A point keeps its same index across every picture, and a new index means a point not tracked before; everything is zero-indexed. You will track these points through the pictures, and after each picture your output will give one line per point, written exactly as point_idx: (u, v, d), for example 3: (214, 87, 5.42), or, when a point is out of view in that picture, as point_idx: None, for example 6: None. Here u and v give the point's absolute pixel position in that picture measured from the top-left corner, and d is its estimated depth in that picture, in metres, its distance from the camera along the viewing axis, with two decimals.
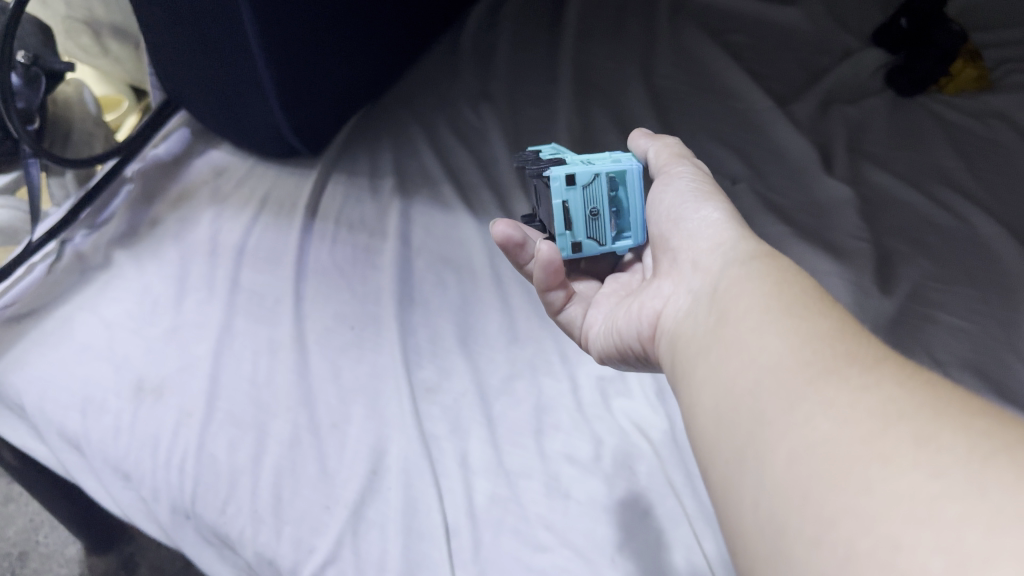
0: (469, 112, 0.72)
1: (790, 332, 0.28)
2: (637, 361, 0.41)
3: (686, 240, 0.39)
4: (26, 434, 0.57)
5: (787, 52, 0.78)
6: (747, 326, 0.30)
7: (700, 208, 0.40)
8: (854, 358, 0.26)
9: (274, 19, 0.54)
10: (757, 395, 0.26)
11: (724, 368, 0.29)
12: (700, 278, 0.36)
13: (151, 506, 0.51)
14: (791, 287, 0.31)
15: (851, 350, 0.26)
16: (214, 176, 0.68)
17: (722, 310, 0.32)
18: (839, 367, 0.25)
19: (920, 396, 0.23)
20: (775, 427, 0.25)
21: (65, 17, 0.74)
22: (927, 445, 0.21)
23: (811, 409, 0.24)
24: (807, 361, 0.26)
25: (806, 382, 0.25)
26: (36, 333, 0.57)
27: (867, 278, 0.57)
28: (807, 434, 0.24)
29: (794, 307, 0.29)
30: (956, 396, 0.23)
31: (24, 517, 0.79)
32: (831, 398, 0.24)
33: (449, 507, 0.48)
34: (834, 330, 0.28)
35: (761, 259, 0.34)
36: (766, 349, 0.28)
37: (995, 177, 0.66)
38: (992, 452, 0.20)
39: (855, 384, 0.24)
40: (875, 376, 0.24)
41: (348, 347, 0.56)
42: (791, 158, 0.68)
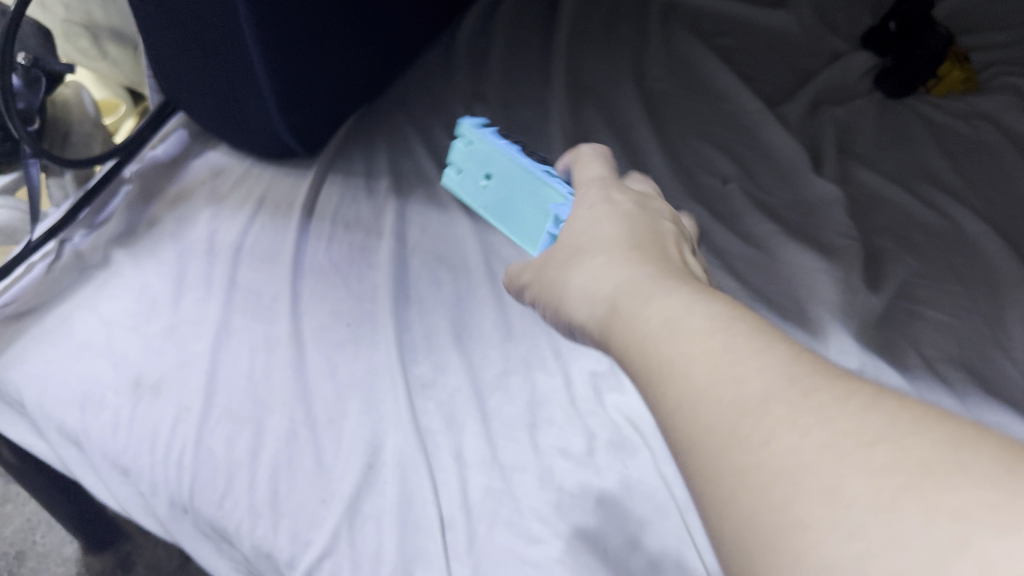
0: (464, 114, 0.73)
1: (715, 339, 0.27)
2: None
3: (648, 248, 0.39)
4: (26, 430, 0.58)
5: (776, 55, 0.80)
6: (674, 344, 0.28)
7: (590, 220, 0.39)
8: (782, 383, 0.24)
9: (273, 21, 0.55)
10: (691, 432, 0.25)
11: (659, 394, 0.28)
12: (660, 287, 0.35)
13: (150, 501, 0.52)
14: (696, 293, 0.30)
15: (778, 371, 0.25)
16: (212, 177, 0.69)
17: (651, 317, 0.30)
18: (771, 396, 0.24)
19: (851, 397, 0.23)
20: (729, 444, 0.23)
21: (64, 19, 0.75)
22: (885, 451, 0.21)
23: (746, 452, 0.23)
24: (738, 390, 0.25)
25: (738, 420, 0.24)
26: (35, 331, 0.58)
27: (854, 275, 0.58)
28: (770, 453, 0.22)
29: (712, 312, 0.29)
30: (885, 412, 0.22)
31: (20, 516, 0.79)
32: (765, 441, 0.23)
33: (444, 500, 0.49)
34: (760, 345, 0.26)
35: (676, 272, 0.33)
36: (695, 377, 0.26)
37: (980, 176, 0.67)
38: (920, 489, 0.20)
39: (786, 413, 0.23)
40: (803, 403, 0.23)
41: (344, 343, 0.56)
42: (781, 159, 0.69)
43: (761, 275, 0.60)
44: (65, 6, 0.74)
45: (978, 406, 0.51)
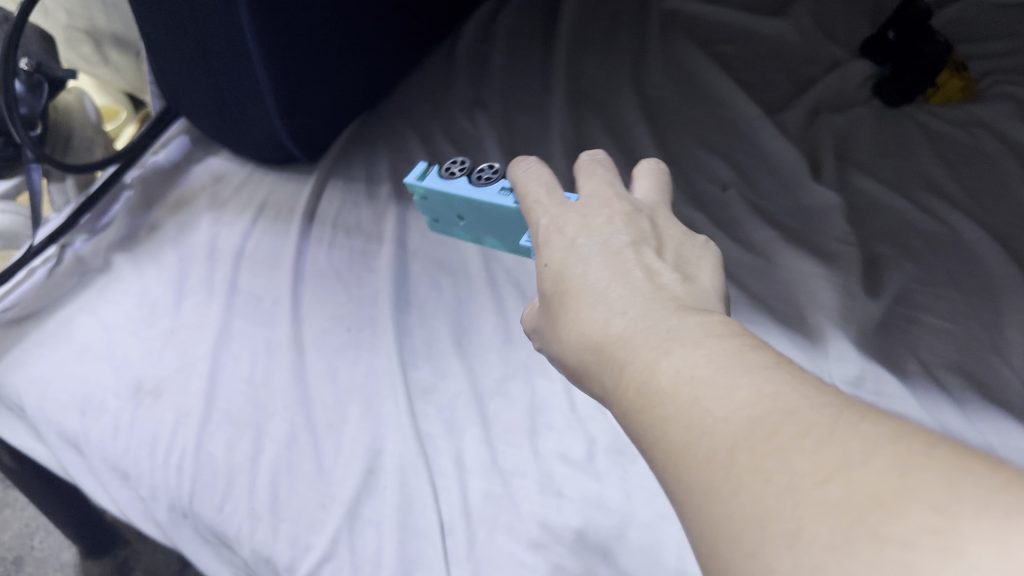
0: (464, 120, 0.74)
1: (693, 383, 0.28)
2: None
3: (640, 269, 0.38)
4: (26, 435, 0.58)
5: (776, 63, 0.80)
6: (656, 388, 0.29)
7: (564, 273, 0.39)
8: (749, 423, 0.25)
9: (275, 29, 0.55)
10: (674, 480, 0.26)
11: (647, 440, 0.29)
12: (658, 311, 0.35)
13: (149, 505, 0.51)
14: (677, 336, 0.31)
15: (747, 411, 0.26)
16: (213, 182, 0.69)
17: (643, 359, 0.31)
18: (741, 436, 0.25)
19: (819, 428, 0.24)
20: (704, 492, 0.24)
21: (66, 26, 0.76)
22: (852, 480, 0.22)
23: (719, 496, 0.24)
24: (711, 434, 0.26)
25: (711, 466, 0.25)
26: (36, 336, 0.58)
27: (854, 281, 0.59)
28: (742, 493, 0.23)
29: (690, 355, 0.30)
30: (842, 439, 0.23)
31: (19, 522, 0.79)
32: (734, 483, 0.24)
33: (444, 504, 0.49)
34: (729, 386, 0.27)
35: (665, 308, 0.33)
36: (673, 424, 0.27)
37: (978, 184, 0.68)
38: (867, 522, 0.20)
39: (753, 454, 0.24)
40: (768, 442, 0.24)
41: (344, 348, 0.56)
42: (779, 165, 0.70)
43: (760, 281, 0.60)
44: (67, 12, 0.74)
45: (976, 412, 0.52)
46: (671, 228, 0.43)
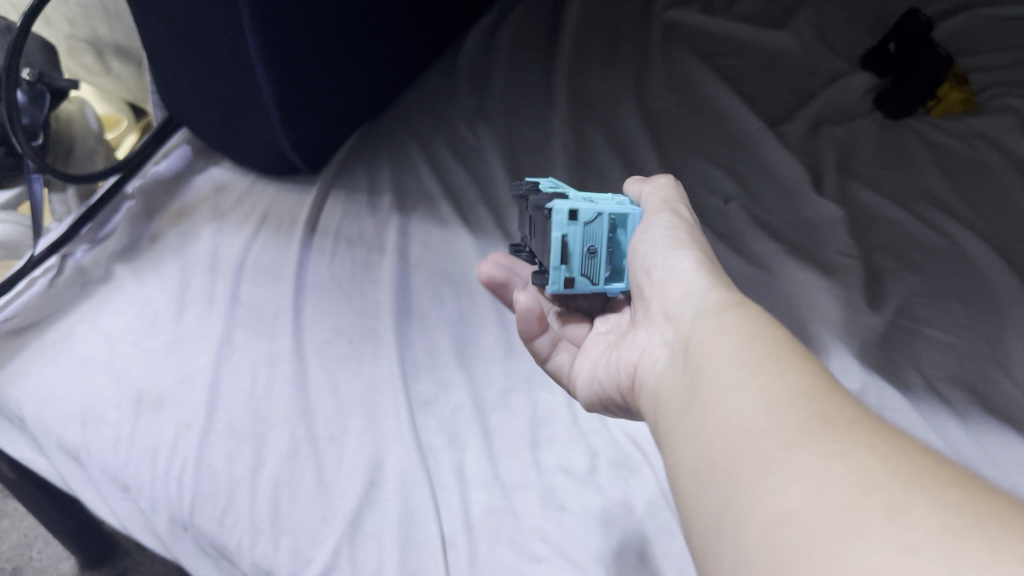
0: (466, 132, 0.74)
1: (764, 385, 0.26)
2: (618, 411, 0.42)
3: (658, 289, 0.37)
4: (26, 446, 0.57)
5: (777, 75, 0.80)
6: (724, 378, 0.28)
7: (671, 255, 0.38)
8: (829, 420, 0.24)
9: (278, 41, 0.55)
10: (714, 473, 0.25)
11: (700, 426, 0.27)
12: (672, 331, 0.34)
13: (150, 517, 0.51)
14: (764, 335, 0.29)
15: (827, 410, 0.24)
16: (215, 193, 0.69)
17: (694, 363, 0.30)
18: (820, 428, 0.23)
19: (892, 459, 0.21)
20: (749, 491, 0.23)
21: (68, 36, 0.74)
22: (909, 513, 0.19)
23: (788, 474, 0.22)
24: (784, 421, 0.24)
25: (782, 447, 0.23)
26: (36, 346, 0.58)
27: (856, 293, 0.59)
28: (783, 501, 0.22)
29: (768, 356, 0.28)
30: (917, 470, 0.21)
31: (17, 532, 0.78)
32: (808, 466, 0.22)
33: (446, 518, 0.48)
34: (798, 395, 0.25)
35: (731, 308, 0.32)
36: (736, 416, 0.26)
37: (979, 196, 0.68)
38: (916, 544, 0.18)
39: (806, 461, 0.22)
40: (826, 452, 0.22)
41: (346, 360, 0.56)
42: (781, 178, 0.70)
43: (762, 293, 0.60)
44: (69, 22, 0.73)
45: (980, 426, 0.51)
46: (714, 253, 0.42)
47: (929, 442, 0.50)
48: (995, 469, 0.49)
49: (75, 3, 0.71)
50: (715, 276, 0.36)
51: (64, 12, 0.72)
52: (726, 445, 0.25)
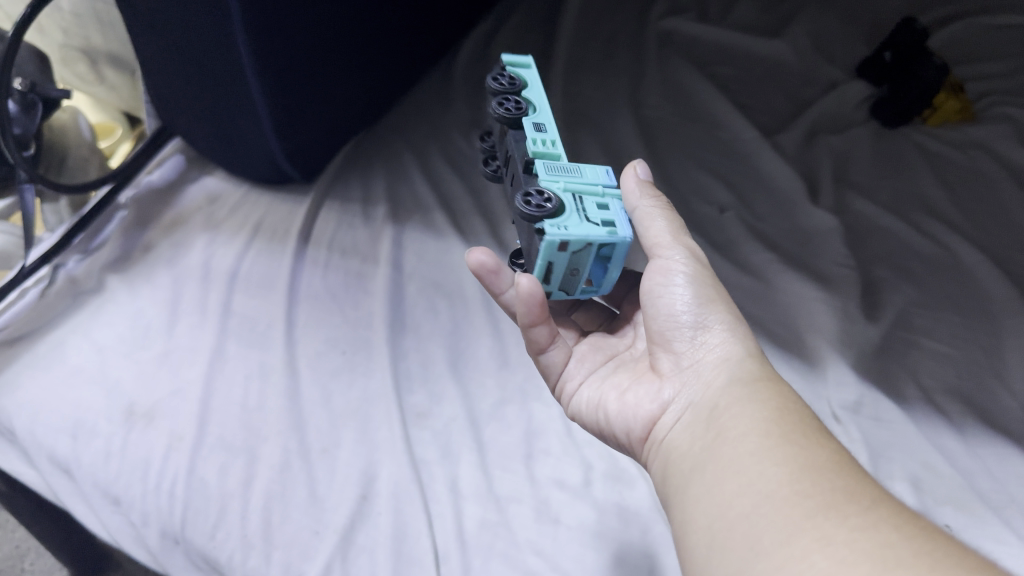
0: (461, 141, 0.74)
1: (788, 458, 0.31)
2: (614, 444, 0.44)
3: (690, 350, 0.40)
4: (16, 459, 0.57)
5: (772, 84, 0.80)
6: (747, 448, 0.32)
7: (703, 314, 0.40)
8: (852, 499, 0.28)
9: (271, 52, 0.55)
10: (738, 529, 0.29)
11: (720, 487, 0.32)
12: (700, 393, 0.38)
13: (140, 531, 0.51)
14: (787, 413, 0.34)
15: (848, 491, 0.29)
16: (208, 203, 0.69)
17: (717, 425, 0.35)
18: (835, 504, 0.28)
19: (901, 538, 0.26)
20: (771, 550, 0.27)
21: (62, 44, 0.75)
22: None
23: (811, 542, 0.27)
24: (804, 495, 0.29)
25: (803, 517, 0.28)
26: (27, 358, 0.57)
27: (852, 304, 0.58)
28: (804, 566, 0.26)
29: (791, 432, 0.33)
30: (916, 546, 0.25)
31: (9, 543, 0.78)
32: (827, 536, 0.27)
33: (439, 532, 0.48)
34: (817, 475, 0.30)
35: (761, 384, 0.36)
36: (760, 483, 0.30)
37: (976, 206, 0.68)
38: None
39: (826, 532, 0.27)
40: (841, 526, 0.27)
41: (339, 371, 0.56)
42: (777, 187, 0.69)
43: (758, 304, 0.59)
44: (63, 31, 0.73)
45: (977, 438, 0.51)
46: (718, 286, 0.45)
47: (925, 455, 0.49)
48: (992, 481, 0.49)
49: (68, 12, 0.71)
50: (745, 345, 0.39)
51: (57, 21, 0.72)
52: (748, 509, 0.30)
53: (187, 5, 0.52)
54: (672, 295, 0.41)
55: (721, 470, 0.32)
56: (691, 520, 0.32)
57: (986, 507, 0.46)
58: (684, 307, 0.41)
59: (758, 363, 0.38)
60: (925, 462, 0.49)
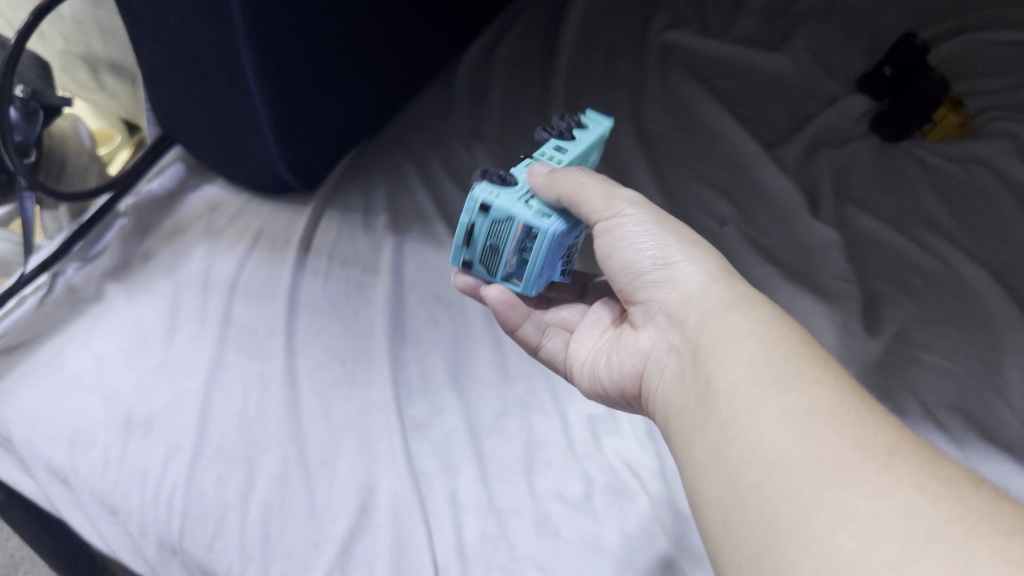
0: (462, 151, 0.73)
1: (788, 412, 0.30)
2: (621, 404, 0.45)
3: (656, 293, 0.41)
4: (14, 468, 0.57)
5: (773, 97, 0.80)
6: (743, 406, 0.31)
7: (663, 252, 0.41)
8: (865, 452, 0.27)
9: (275, 61, 0.55)
10: (753, 503, 0.28)
11: (724, 452, 0.31)
12: (679, 336, 0.39)
13: (138, 541, 0.50)
14: (776, 355, 0.33)
15: (860, 441, 0.28)
16: (208, 212, 0.69)
17: (705, 377, 0.35)
18: (849, 465, 0.27)
19: (927, 499, 0.25)
20: (791, 529, 0.27)
21: (62, 52, 0.75)
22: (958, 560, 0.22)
23: (832, 516, 0.26)
24: (816, 456, 0.28)
25: (818, 484, 0.27)
26: (26, 366, 0.57)
27: (853, 319, 0.59)
28: (828, 546, 0.25)
29: (785, 377, 0.32)
30: (947, 510, 0.24)
31: (3, 552, 0.77)
32: (847, 507, 0.26)
33: (438, 545, 0.48)
34: (825, 429, 0.29)
35: (737, 310, 0.37)
36: (767, 446, 0.29)
37: (975, 221, 0.68)
38: None
39: (846, 501, 0.26)
40: (862, 491, 0.26)
41: (338, 383, 0.56)
42: (778, 201, 0.69)
43: None
44: (64, 38, 0.73)
45: (979, 454, 0.51)
46: None
47: None
48: None
49: (70, 19, 0.71)
50: (710, 270, 0.40)
51: (59, 29, 0.72)
52: (758, 481, 0.29)
53: (191, 14, 0.52)
54: (635, 248, 0.42)
55: (718, 432, 0.32)
56: (701, 490, 0.31)
57: None
58: (646, 249, 0.42)
59: (725, 287, 0.39)
60: None
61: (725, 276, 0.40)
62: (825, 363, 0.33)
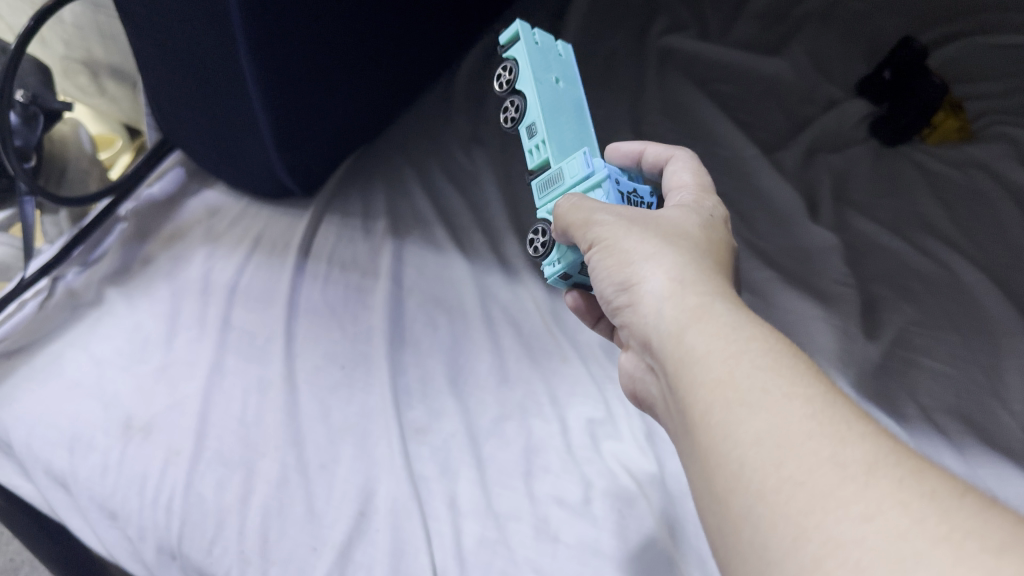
0: (461, 156, 0.74)
1: (763, 430, 0.27)
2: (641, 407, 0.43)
3: (630, 314, 0.37)
4: (13, 471, 0.57)
5: (772, 102, 0.80)
6: (717, 427, 0.28)
7: (627, 268, 0.37)
8: (847, 470, 0.24)
9: (274, 66, 0.55)
10: (742, 536, 0.26)
11: (707, 479, 0.28)
12: (654, 360, 0.35)
13: (137, 546, 0.50)
14: (743, 363, 0.29)
15: (840, 458, 0.25)
16: (208, 216, 0.69)
17: (680, 405, 0.31)
18: (830, 486, 0.24)
19: (914, 519, 0.22)
20: (779, 568, 0.24)
21: (62, 57, 0.74)
22: None
23: (819, 549, 0.23)
24: (795, 481, 0.25)
25: (799, 514, 0.24)
26: (26, 370, 0.57)
27: (852, 323, 0.59)
28: None
29: (755, 389, 0.28)
30: (938, 532, 0.21)
31: (4, 556, 0.77)
32: (832, 538, 0.23)
33: (437, 548, 0.48)
34: (804, 447, 0.25)
35: (698, 322, 0.32)
36: (746, 474, 0.26)
37: (975, 225, 0.68)
38: None
39: (831, 530, 0.23)
40: (845, 518, 0.23)
41: (337, 387, 0.56)
42: (777, 205, 0.69)
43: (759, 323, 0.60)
44: (65, 44, 0.73)
45: (978, 458, 0.51)
46: (668, 214, 0.41)
47: None
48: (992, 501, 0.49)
49: (71, 24, 0.70)
50: (675, 275, 0.35)
51: (59, 34, 0.72)
52: (744, 512, 0.26)
53: (192, 19, 0.52)
54: (607, 270, 0.38)
55: (697, 464, 0.29)
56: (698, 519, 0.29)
57: None
58: (612, 276, 0.38)
59: (686, 296, 0.34)
60: None
61: (691, 274, 0.35)
62: (797, 364, 0.29)
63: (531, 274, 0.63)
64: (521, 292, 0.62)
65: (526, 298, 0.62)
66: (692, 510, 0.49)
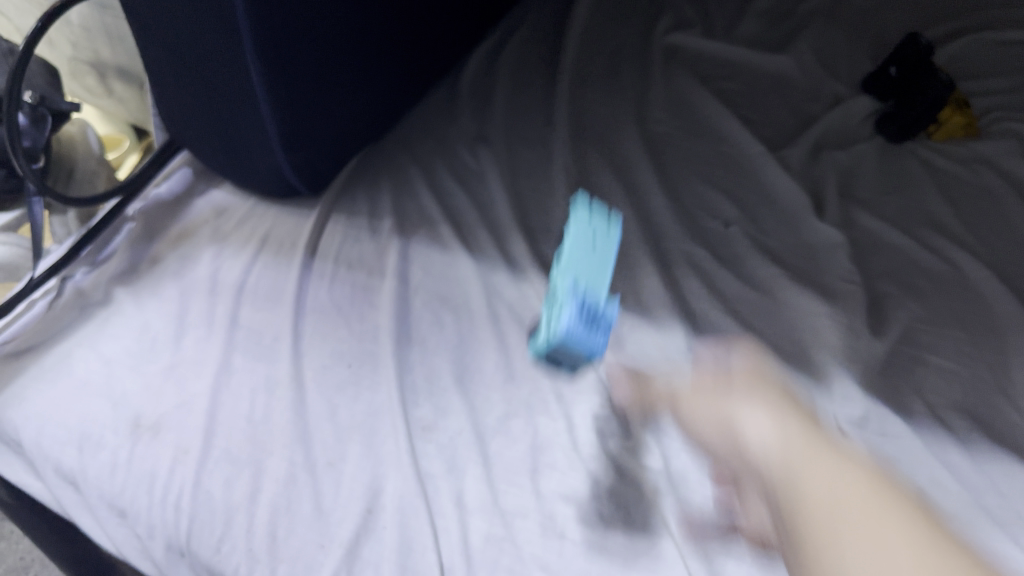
0: (467, 155, 0.74)
1: (865, 552, 0.31)
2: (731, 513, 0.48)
3: (738, 446, 0.41)
4: (23, 469, 0.57)
5: (777, 98, 0.80)
6: (830, 554, 0.32)
7: (735, 416, 0.41)
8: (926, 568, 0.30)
9: (279, 64, 0.55)
10: None
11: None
12: (769, 487, 0.39)
13: (146, 543, 0.52)
14: (845, 501, 0.34)
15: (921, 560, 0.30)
16: (216, 216, 0.69)
17: (791, 534, 0.36)
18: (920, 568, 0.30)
19: None
20: None
21: (71, 58, 0.76)
22: None
23: None
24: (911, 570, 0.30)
25: None
26: (36, 369, 0.58)
27: (858, 320, 0.58)
28: None
29: (857, 517, 0.33)
30: None
31: (14, 554, 0.78)
32: None
33: (444, 545, 0.48)
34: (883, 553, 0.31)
35: (810, 464, 0.37)
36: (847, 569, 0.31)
37: (981, 222, 0.68)
38: None
39: None
40: None
41: (344, 385, 0.56)
42: (783, 202, 0.69)
43: (764, 320, 0.60)
44: (73, 44, 0.74)
45: (983, 455, 0.52)
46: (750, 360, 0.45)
47: (932, 472, 0.50)
48: (999, 497, 0.50)
49: (77, 26, 0.72)
50: (772, 426, 0.40)
51: (67, 35, 0.73)
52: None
53: (199, 18, 0.52)
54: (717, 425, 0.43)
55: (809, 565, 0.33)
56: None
57: (992, 523, 0.48)
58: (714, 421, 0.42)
59: (785, 446, 0.38)
60: (932, 479, 0.50)
61: (795, 428, 0.39)
62: (881, 489, 0.34)
63: (537, 272, 0.63)
64: (527, 289, 0.62)
65: (531, 295, 0.62)
66: (698, 507, 0.49)
